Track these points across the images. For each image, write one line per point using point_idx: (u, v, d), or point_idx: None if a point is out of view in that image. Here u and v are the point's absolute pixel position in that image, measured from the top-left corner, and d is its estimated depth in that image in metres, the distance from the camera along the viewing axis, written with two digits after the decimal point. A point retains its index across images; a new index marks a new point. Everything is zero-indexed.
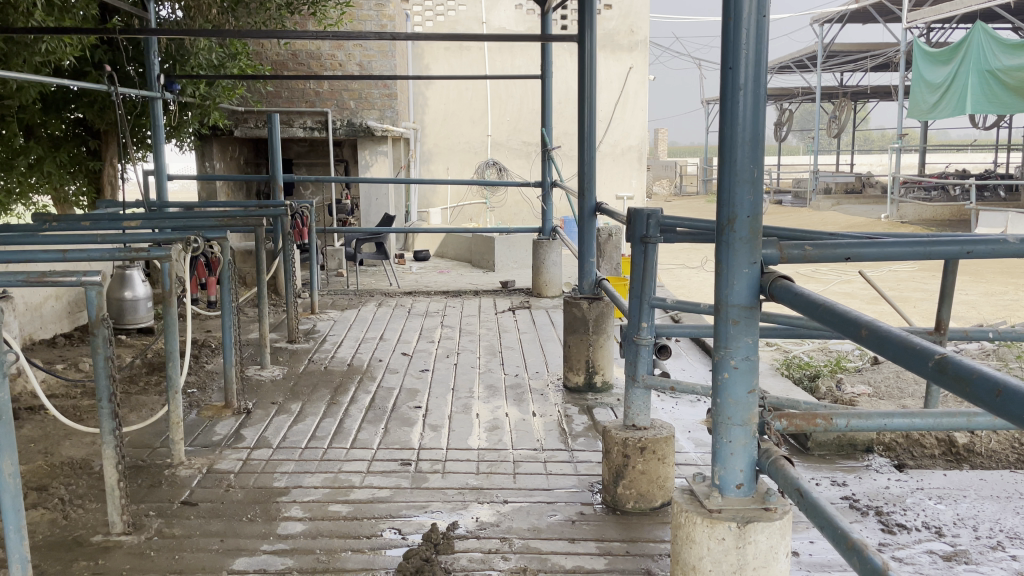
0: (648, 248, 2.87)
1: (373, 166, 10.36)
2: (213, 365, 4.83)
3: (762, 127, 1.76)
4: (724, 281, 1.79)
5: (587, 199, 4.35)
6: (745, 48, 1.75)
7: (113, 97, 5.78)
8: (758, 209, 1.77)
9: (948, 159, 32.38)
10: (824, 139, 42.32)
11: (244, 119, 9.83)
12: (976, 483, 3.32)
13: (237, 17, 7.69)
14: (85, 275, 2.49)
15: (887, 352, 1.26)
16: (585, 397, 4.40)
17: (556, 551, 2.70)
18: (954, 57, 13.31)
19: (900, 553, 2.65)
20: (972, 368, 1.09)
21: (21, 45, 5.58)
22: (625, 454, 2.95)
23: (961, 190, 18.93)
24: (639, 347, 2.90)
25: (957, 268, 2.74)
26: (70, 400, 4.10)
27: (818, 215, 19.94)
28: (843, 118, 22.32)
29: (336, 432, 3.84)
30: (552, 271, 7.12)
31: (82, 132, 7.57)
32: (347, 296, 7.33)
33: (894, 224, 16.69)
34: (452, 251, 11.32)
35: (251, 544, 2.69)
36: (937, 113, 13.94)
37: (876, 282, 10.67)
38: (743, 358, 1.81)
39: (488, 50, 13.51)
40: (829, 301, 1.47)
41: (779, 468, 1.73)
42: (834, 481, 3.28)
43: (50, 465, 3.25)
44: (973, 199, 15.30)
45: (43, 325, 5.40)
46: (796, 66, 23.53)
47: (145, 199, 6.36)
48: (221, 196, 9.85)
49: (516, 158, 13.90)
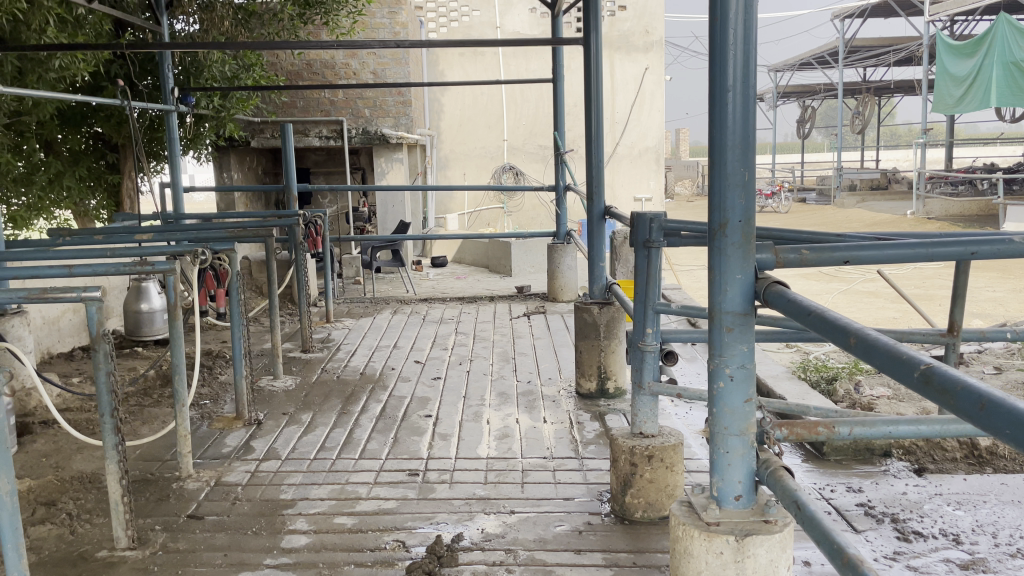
0: (651, 253, 2.82)
1: (389, 173, 10.39)
2: (226, 376, 4.85)
3: (752, 129, 1.72)
4: (718, 287, 1.74)
5: (595, 203, 4.33)
6: (732, 50, 1.70)
7: (126, 111, 5.81)
8: (751, 213, 1.72)
9: (976, 153, 31.87)
10: (849, 137, 42.02)
11: (260, 129, 9.91)
12: (998, 488, 3.22)
13: (252, 29, 7.79)
14: (85, 290, 2.51)
15: (874, 362, 1.21)
16: (597, 403, 4.34)
17: (561, 563, 2.65)
18: (977, 50, 13.07)
19: (914, 562, 2.57)
20: (956, 379, 1.04)
21: (35, 61, 5.70)
22: (631, 462, 2.90)
23: (990, 185, 18.54)
24: (643, 353, 2.86)
25: (969, 268, 2.66)
26: (84, 414, 4.14)
27: (842, 213, 19.67)
28: (867, 113, 21.98)
29: (345, 442, 3.83)
30: (566, 276, 7.07)
31: (101, 146, 7.68)
32: (362, 304, 7.34)
33: (920, 221, 16.43)
34: (470, 256, 11.32)
35: (254, 558, 2.68)
36: (962, 107, 13.62)
37: (900, 281, 10.48)
38: (738, 366, 1.76)
39: (502, 55, 13.54)
40: (820, 309, 1.42)
41: (778, 479, 1.68)
42: (849, 487, 3.20)
43: (60, 479, 3.27)
44: (1001, 193, 14.99)
45: (61, 339, 5.46)
46: (818, 63, 23.20)
47: (162, 212, 6.40)
48: (240, 206, 9.93)
49: (532, 162, 13.91)
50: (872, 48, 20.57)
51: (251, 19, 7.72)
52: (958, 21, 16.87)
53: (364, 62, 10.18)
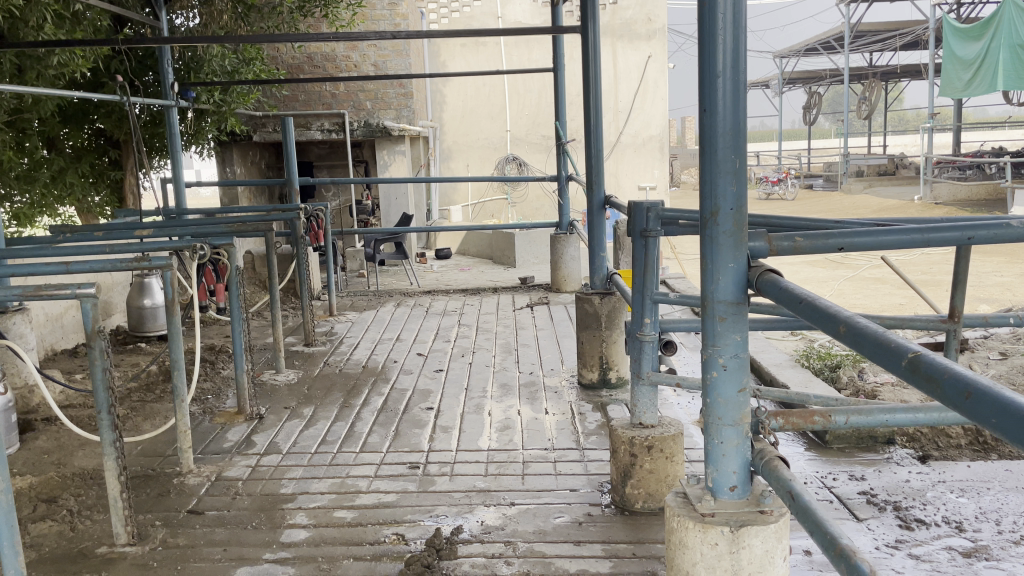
0: (648, 243, 2.79)
1: (392, 166, 10.33)
2: (228, 370, 4.85)
3: (742, 114, 1.70)
4: (709, 277, 1.73)
5: (595, 193, 4.30)
6: (721, 33, 1.68)
7: (126, 107, 5.72)
8: (742, 200, 1.70)
9: (985, 137, 31.61)
10: (856, 122, 41.88)
11: (262, 123, 9.88)
12: (1002, 474, 3.19)
13: (250, 23, 7.77)
14: (80, 287, 2.50)
15: (863, 350, 1.19)
16: (599, 394, 4.33)
17: (560, 555, 2.64)
18: (983, 33, 12.94)
19: (916, 550, 2.55)
20: (943, 367, 1.02)
21: (33, 59, 5.66)
22: (631, 453, 2.88)
23: (998, 169, 18.38)
24: (642, 343, 2.84)
25: (971, 253, 2.61)
26: (86, 411, 4.14)
27: (848, 199, 19.58)
28: (873, 97, 21.81)
29: (346, 435, 3.83)
30: (569, 266, 7.06)
31: (103, 142, 7.72)
32: (366, 297, 7.33)
33: (927, 206, 16.34)
34: (474, 248, 11.30)
35: (254, 553, 2.68)
36: (970, 91, 13.48)
37: (907, 266, 10.41)
38: (732, 356, 1.74)
39: (504, 45, 13.48)
40: (812, 296, 1.40)
41: (773, 469, 1.66)
42: (851, 475, 3.18)
43: (61, 476, 3.28)
44: (1009, 177, 14.85)
45: (63, 335, 5.47)
46: (823, 48, 22.96)
47: (164, 207, 6.38)
48: (243, 200, 9.94)
49: (536, 153, 13.83)
50: (878, 32, 20.35)
51: (249, 14, 7.69)
52: (964, 4, 16.66)
53: (365, 54, 10.16)
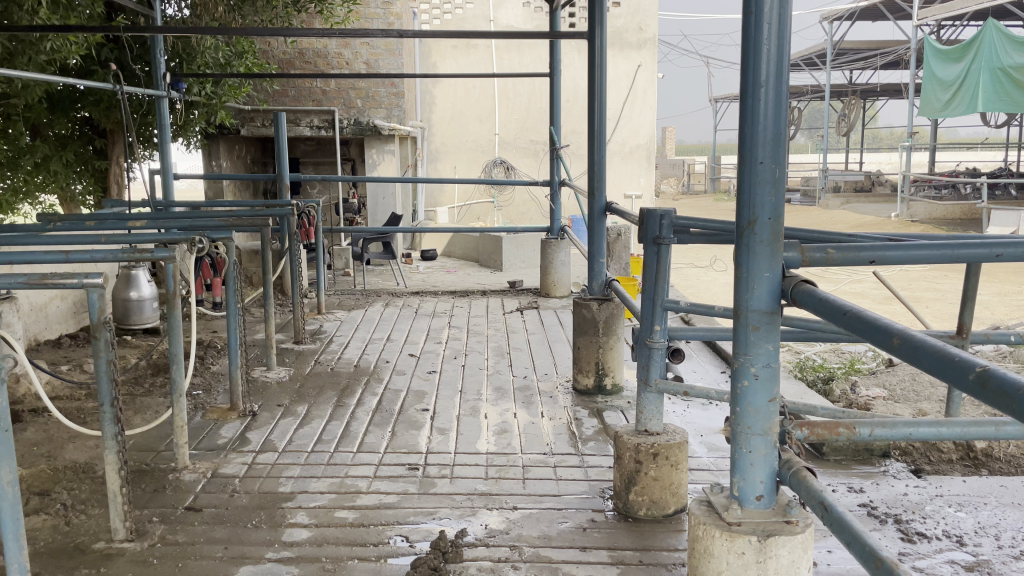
0: (660, 249, 2.79)
1: (380, 165, 10.29)
2: (218, 366, 4.79)
3: (784, 124, 1.71)
4: (744, 286, 1.72)
5: (596, 198, 4.28)
6: (766, 45, 1.69)
7: (120, 95, 5.62)
8: (780, 210, 1.70)
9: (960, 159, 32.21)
10: (833, 139, 42.57)
11: (251, 118, 9.67)
12: (997, 490, 3.23)
13: (244, 16, 7.72)
14: (87, 278, 2.40)
15: (922, 363, 1.20)
16: (595, 400, 4.32)
17: (566, 560, 2.63)
18: (966, 54, 13.16)
19: (920, 563, 2.58)
20: (1016, 382, 1.02)
21: (25, 43, 5.55)
22: (636, 459, 2.88)
23: (973, 189, 18.74)
24: (650, 351, 2.81)
25: (980, 270, 2.66)
26: (75, 403, 4.07)
27: (827, 213, 19.85)
28: (854, 116, 22.14)
29: (342, 435, 3.79)
30: (560, 271, 7.07)
31: (89, 131, 7.60)
32: (354, 296, 7.28)
33: (904, 223, 16.62)
34: (460, 250, 11.29)
35: (256, 552, 2.64)
36: (950, 111, 13.70)
37: (888, 282, 10.59)
38: (764, 365, 1.74)
39: (495, 48, 13.48)
40: (856, 308, 1.41)
41: (802, 480, 1.66)
42: (850, 487, 3.21)
43: (52, 469, 3.21)
44: (986, 197, 15.11)
45: (47, 326, 5.37)
46: (806, 64, 23.26)
47: (152, 199, 6.28)
48: (228, 194, 9.86)
49: (523, 157, 13.87)
50: (860, 51, 20.66)
51: (243, 6, 7.62)
52: (946, 26, 16.96)
53: (357, 52, 10.12)
